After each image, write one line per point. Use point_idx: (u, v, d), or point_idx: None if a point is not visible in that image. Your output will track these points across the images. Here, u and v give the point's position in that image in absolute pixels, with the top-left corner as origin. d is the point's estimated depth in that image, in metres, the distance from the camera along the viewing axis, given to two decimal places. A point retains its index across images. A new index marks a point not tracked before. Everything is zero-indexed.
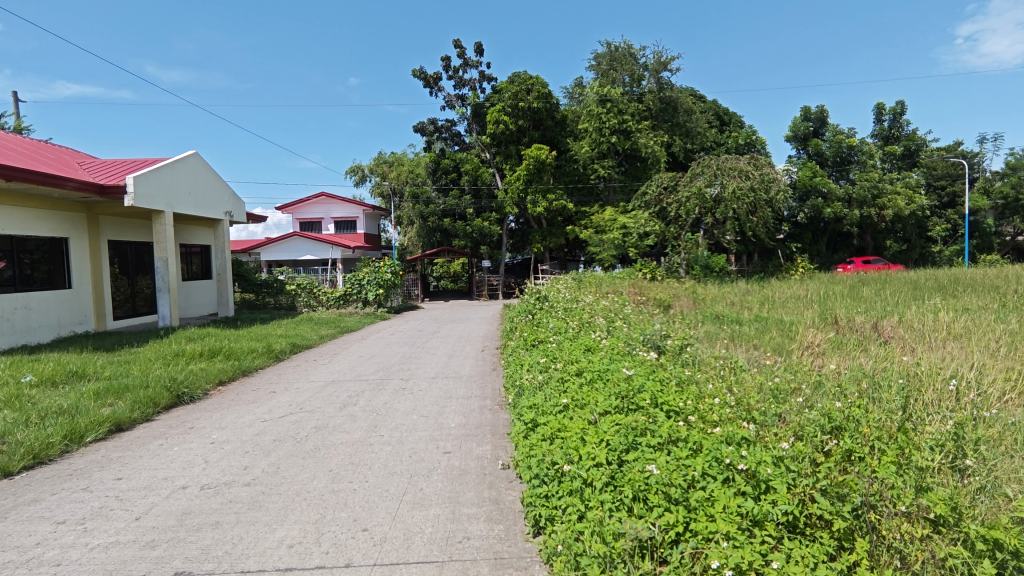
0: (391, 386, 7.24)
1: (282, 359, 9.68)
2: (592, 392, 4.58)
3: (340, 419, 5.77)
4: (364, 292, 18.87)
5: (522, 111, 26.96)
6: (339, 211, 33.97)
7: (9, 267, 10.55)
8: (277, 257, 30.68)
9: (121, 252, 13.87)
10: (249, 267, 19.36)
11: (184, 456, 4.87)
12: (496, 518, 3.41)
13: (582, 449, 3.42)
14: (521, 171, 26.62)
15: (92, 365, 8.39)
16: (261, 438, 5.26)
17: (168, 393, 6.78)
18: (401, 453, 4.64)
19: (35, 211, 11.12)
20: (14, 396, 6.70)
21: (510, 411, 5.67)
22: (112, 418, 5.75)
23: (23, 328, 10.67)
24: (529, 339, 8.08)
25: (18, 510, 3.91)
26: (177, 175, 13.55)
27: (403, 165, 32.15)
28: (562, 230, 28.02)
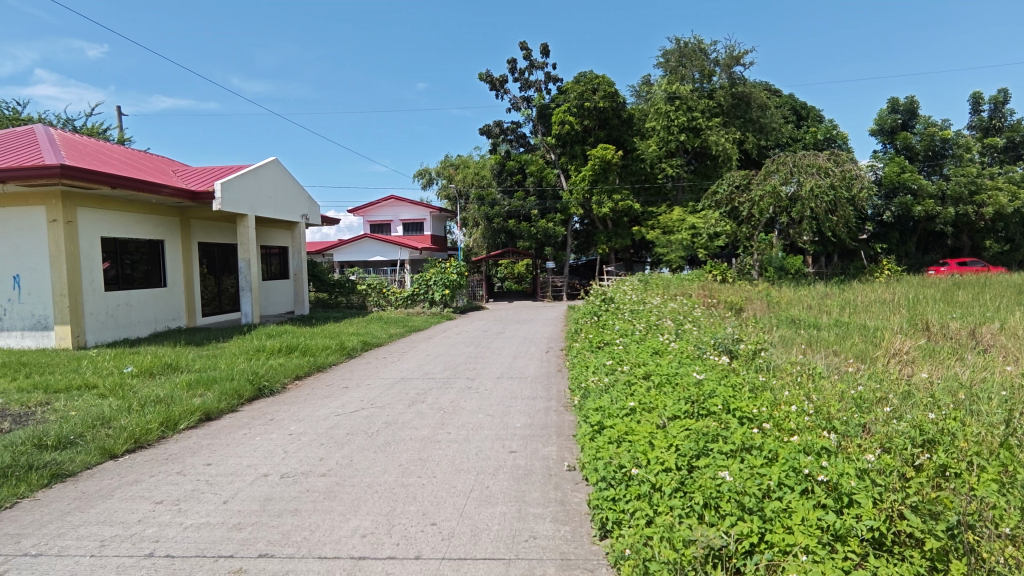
0: (457, 385, 7.37)
1: (355, 356, 10.08)
2: (661, 396, 4.48)
3: (408, 416, 5.93)
4: (431, 292, 19.30)
5: (588, 111, 26.75)
6: (408, 213, 34.96)
7: (113, 267, 11.55)
8: (349, 258, 31.89)
9: (209, 254, 14.85)
10: (323, 268, 20.26)
11: (266, 446, 5.15)
12: (562, 519, 3.41)
13: (650, 454, 3.37)
14: (586, 172, 26.33)
15: (185, 358, 9.06)
16: (335, 431, 5.50)
17: (251, 386, 7.20)
18: (468, 451, 4.72)
19: (135, 215, 12.10)
20: (117, 385, 7.33)
21: (575, 413, 5.66)
22: (202, 408, 6.18)
23: (124, 323, 11.65)
24: (595, 341, 8.02)
25: (122, 489, 4.27)
26: (259, 182, 14.37)
27: (468, 167, 32.63)
28: (628, 231, 27.48)
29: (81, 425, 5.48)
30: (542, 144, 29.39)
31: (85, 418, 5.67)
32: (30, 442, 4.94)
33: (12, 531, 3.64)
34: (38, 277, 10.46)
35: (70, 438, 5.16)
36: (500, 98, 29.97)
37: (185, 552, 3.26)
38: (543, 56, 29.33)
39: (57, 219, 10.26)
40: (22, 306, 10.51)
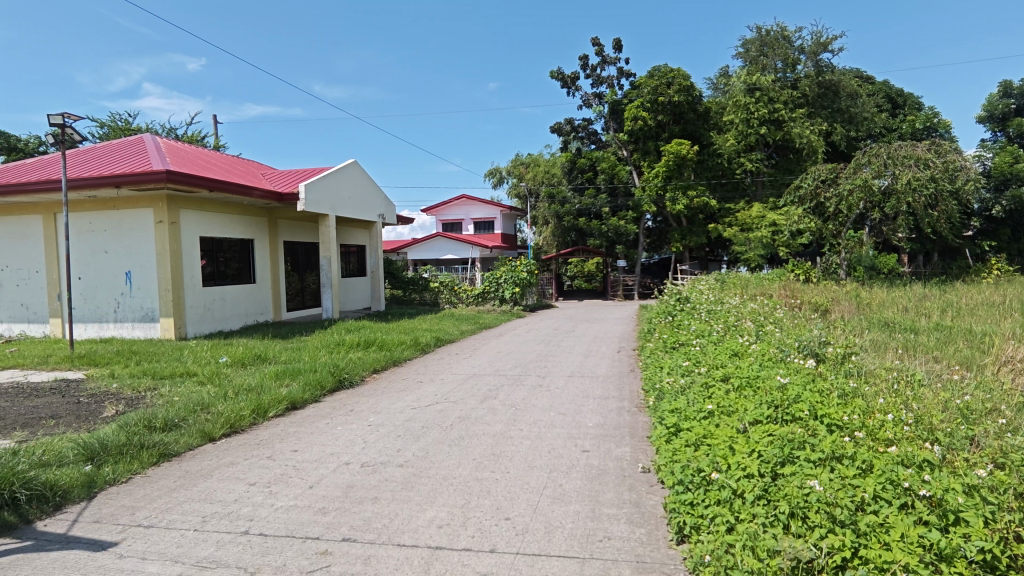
0: (528, 383, 7.41)
1: (428, 352, 10.36)
2: (742, 399, 4.32)
3: (481, 412, 6.02)
4: (501, 290, 19.49)
5: (662, 106, 26.09)
6: (479, 212, 35.49)
7: (209, 265, 12.44)
8: (422, 256, 32.75)
9: (294, 252, 15.70)
10: (398, 266, 20.94)
11: (347, 436, 5.40)
12: (638, 521, 3.35)
13: (731, 459, 3.26)
14: (659, 168, 25.64)
15: (273, 350, 9.64)
16: (411, 424, 5.68)
17: (332, 377, 7.56)
18: (540, 448, 4.73)
19: (229, 216, 12.97)
20: (214, 374, 7.90)
21: (649, 414, 5.54)
22: (288, 398, 6.55)
23: (219, 317, 12.53)
24: (669, 341, 7.83)
25: (219, 470, 4.61)
26: (340, 183, 15.03)
27: (539, 166, 32.71)
28: (703, 228, 26.46)
29: (184, 409, 5.95)
30: (613, 140, 28.34)
31: (187, 403, 6.15)
32: (142, 423, 5.43)
33: (127, 502, 4.02)
34: (146, 273, 11.45)
35: (174, 421, 5.61)
36: (572, 95, 29.79)
37: (277, 532, 3.47)
38: (615, 51, 28.88)
39: (162, 220, 11.19)
40: (132, 300, 11.53)
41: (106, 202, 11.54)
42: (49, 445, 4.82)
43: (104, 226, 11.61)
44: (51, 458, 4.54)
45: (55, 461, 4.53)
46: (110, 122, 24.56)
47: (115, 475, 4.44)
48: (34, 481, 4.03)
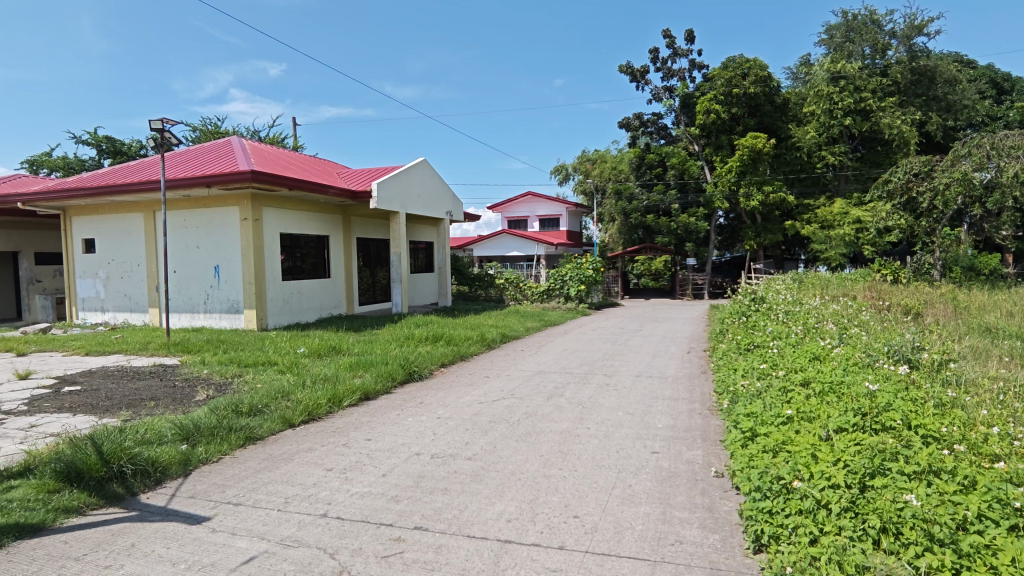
0: (595, 381, 7.34)
1: (494, 348, 10.47)
2: (824, 406, 4.10)
3: (548, 408, 6.03)
4: (567, 287, 19.42)
5: (737, 98, 25.13)
6: (545, 209, 35.48)
7: (288, 260, 13.10)
8: (487, 253, 33.11)
9: (366, 248, 16.25)
10: (464, 262, 21.27)
11: (417, 427, 5.54)
12: (711, 527, 3.25)
13: (814, 467, 3.10)
14: (733, 163, 24.64)
15: (347, 342, 10.04)
16: (478, 418, 5.76)
17: (403, 370, 7.78)
18: (608, 448, 4.68)
19: (307, 214, 13.60)
20: (293, 363, 8.33)
21: (722, 417, 5.36)
22: (362, 389, 6.81)
23: (296, 309, 13.17)
24: (742, 342, 7.54)
25: (299, 455, 4.85)
26: (410, 181, 15.41)
27: (607, 162, 32.29)
28: (780, 225, 25.27)
29: (267, 396, 6.30)
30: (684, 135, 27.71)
31: (270, 390, 6.52)
32: (230, 407, 5.79)
33: (218, 481, 4.31)
34: (232, 267, 12.18)
35: (259, 407, 5.96)
36: (640, 90, 29.18)
37: (353, 517, 3.61)
38: (687, 43, 28.02)
39: (247, 218, 11.89)
40: (220, 292, 12.32)
41: (197, 200, 12.39)
42: (150, 424, 5.23)
43: (196, 223, 12.46)
44: (152, 436, 4.93)
45: (155, 439, 4.91)
46: (201, 126, 26.32)
47: (207, 455, 4.77)
48: (138, 457, 4.39)
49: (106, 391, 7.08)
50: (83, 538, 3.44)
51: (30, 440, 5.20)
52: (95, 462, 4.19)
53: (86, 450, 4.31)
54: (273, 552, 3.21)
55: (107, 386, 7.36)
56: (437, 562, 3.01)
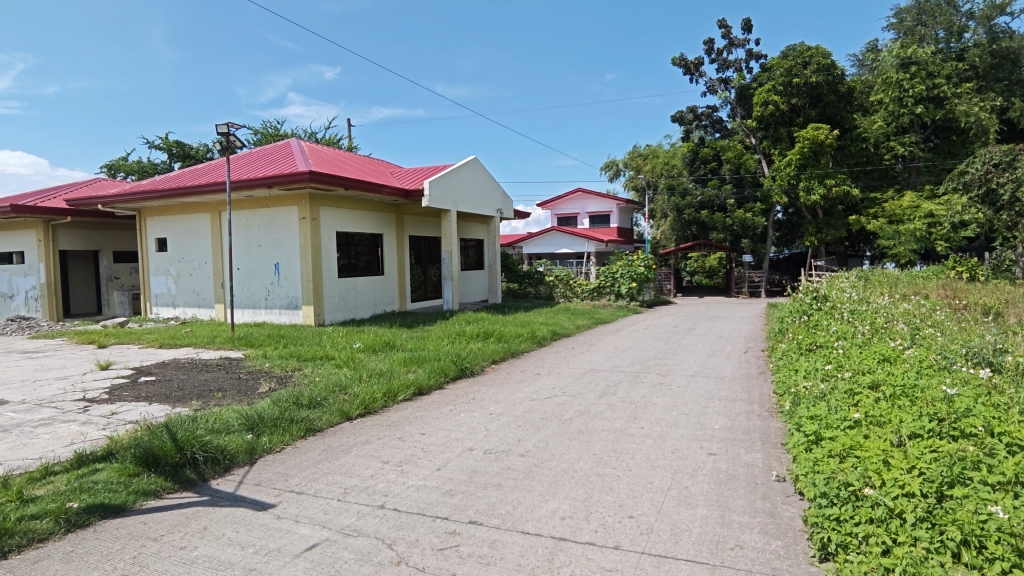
0: (648, 380, 7.23)
1: (545, 345, 10.46)
2: (896, 410, 3.89)
3: (600, 407, 5.98)
4: (618, 285, 19.24)
5: (797, 88, 24.17)
6: (595, 206, 35.17)
7: (343, 258, 13.49)
8: (537, 250, 33.12)
9: (418, 246, 16.54)
10: (514, 260, 21.35)
11: (470, 423, 5.61)
12: (773, 533, 3.15)
13: (886, 475, 2.96)
14: (793, 156, 23.71)
15: (400, 338, 10.25)
16: (530, 415, 5.78)
17: (455, 366, 7.88)
18: (663, 448, 4.60)
19: (362, 213, 13.96)
20: (350, 358, 8.58)
21: (782, 420, 5.18)
22: (416, 384, 6.94)
23: (351, 305, 13.55)
24: (803, 343, 7.26)
25: (357, 447, 4.99)
26: (461, 179, 15.60)
27: (659, 157, 31.69)
28: (843, 220, 24.10)
29: (326, 389, 6.52)
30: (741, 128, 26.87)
31: (328, 384, 6.74)
32: (291, 400, 6.02)
33: (281, 470, 4.49)
34: (291, 264, 12.65)
35: (318, 400, 6.17)
36: (695, 82, 28.46)
37: (409, 509, 3.69)
38: (744, 32, 27.12)
39: (306, 217, 12.31)
40: (280, 289, 12.81)
41: (259, 201, 12.92)
42: (218, 414, 5.50)
43: (258, 223, 13.00)
44: (221, 425, 5.19)
45: (223, 429, 5.16)
46: (262, 129, 27.44)
47: (271, 445, 4.98)
48: (208, 445, 4.62)
49: (178, 382, 7.50)
50: (161, 520, 3.66)
51: (111, 427, 5.56)
52: (170, 448, 4.44)
53: (162, 437, 4.58)
54: (334, 540, 3.32)
55: (178, 377, 7.79)
56: (492, 557, 3.04)
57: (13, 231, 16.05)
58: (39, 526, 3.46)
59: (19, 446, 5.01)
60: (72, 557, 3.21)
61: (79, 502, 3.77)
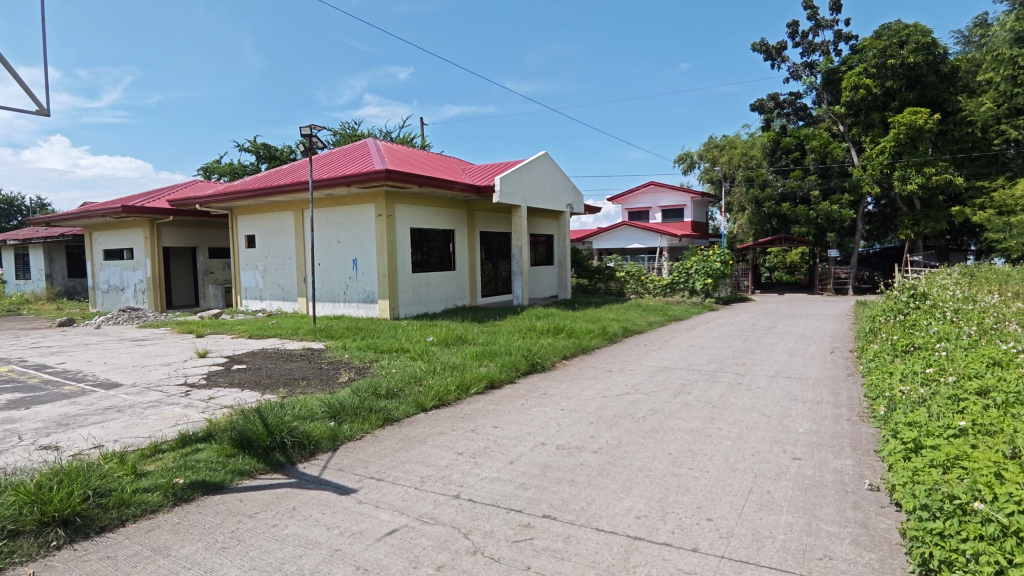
0: (725, 380, 6.98)
1: (616, 342, 10.31)
2: (1009, 419, 3.56)
3: (675, 406, 5.84)
4: (692, 281, 18.74)
5: (892, 70, 22.54)
6: (668, 200, 34.25)
7: (417, 253, 13.87)
8: (607, 245, 32.73)
9: (488, 241, 16.73)
10: (584, 256, 21.19)
11: (542, 418, 5.63)
12: (866, 544, 2.97)
13: (1000, 489, 2.71)
14: (887, 143, 22.13)
15: (472, 332, 10.41)
16: (603, 412, 5.73)
17: (526, 361, 7.92)
18: (743, 450, 4.43)
19: (435, 209, 14.29)
20: (424, 351, 8.84)
21: (875, 425, 4.85)
22: (488, 377, 7.05)
23: (424, 300, 13.92)
24: (899, 344, 6.77)
25: (432, 438, 5.13)
26: (531, 175, 15.63)
27: (736, 148, 30.45)
28: (945, 212, 22.26)
29: (402, 380, 6.74)
30: (828, 115, 25.32)
31: (404, 375, 6.97)
32: (369, 390, 6.27)
33: (362, 457, 4.70)
34: (368, 259, 13.14)
35: (395, 390, 6.39)
36: (777, 68, 27.09)
37: (484, 500, 3.76)
38: (833, 13, 25.51)
39: (382, 214, 12.75)
40: (358, 284, 13.36)
41: (338, 199, 13.50)
42: (303, 402, 5.81)
43: (337, 220, 13.59)
44: (306, 412, 5.48)
45: (309, 415, 5.45)
46: (341, 131, 28.67)
47: (352, 433, 5.21)
48: (295, 430, 4.90)
49: (267, 370, 8.00)
50: (254, 498, 3.92)
51: (210, 410, 6.00)
52: (262, 432, 4.75)
53: (255, 422, 4.90)
54: (413, 526, 3.44)
55: (267, 366, 8.30)
56: (567, 552, 3.04)
57: (124, 229, 17.63)
58: (151, 499, 3.79)
59: (132, 425, 5.51)
60: (180, 528, 3.50)
61: (184, 478, 4.10)
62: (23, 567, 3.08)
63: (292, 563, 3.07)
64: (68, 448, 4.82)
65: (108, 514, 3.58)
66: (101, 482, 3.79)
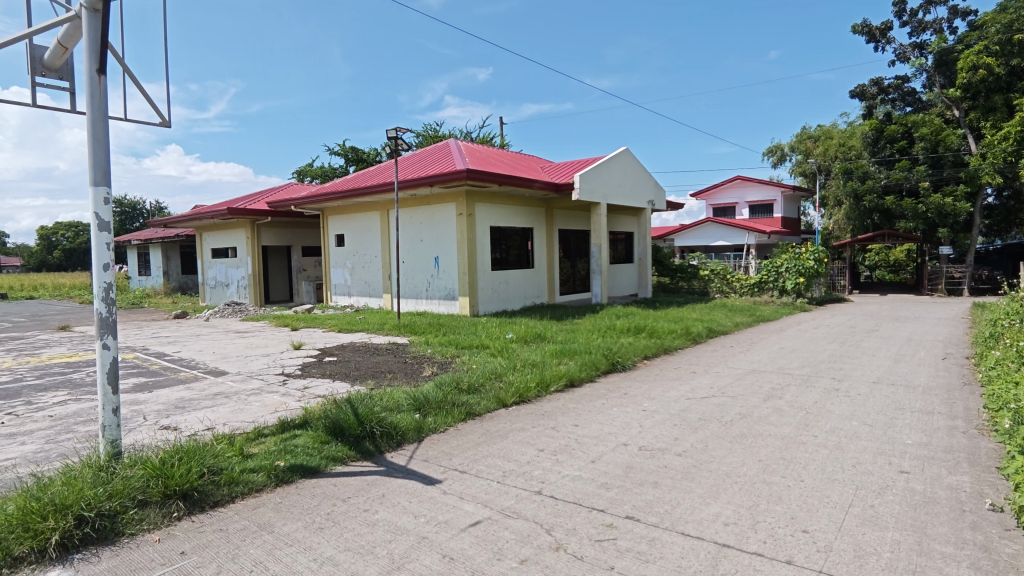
0: (821, 385, 6.57)
1: (701, 343, 9.97)
2: None
3: (765, 410, 5.58)
4: (783, 280, 17.74)
5: (1018, 47, 20.31)
6: (756, 195, 32.63)
7: (496, 251, 14.06)
8: (690, 242, 31.71)
9: (567, 239, 16.67)
10: (666, 253, 20.63)
11: (623, 418, 5.55)
12: (988, 569, 2.71)
13: None
14: (1011, 128, 19.91)
15: (551, 330, 10.43)
16: (687, 414, 5.57)
17: (606, 360, 7.84)
18: (842, 460, 4.17)
19: (514, 208, 14.43)
20: (504, 347, 8.96)
21: (996, 441, 4.41)
22: (567, 375, 7.04)
23: (503, 297, 14.10)
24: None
25: (513, 433, 5.20)
26: (612, 171, 15.42)
27: (833, 138, 28.56)
28: None
29: (483, 376, 6.86)
30: (940, 99, 23.19)
31: (485, 371, 7.10)
32: (452, 384, 6.44)
33: (446, 449, 4.83)
34: (449, 257, 13.49)
35: (476, 386, 6.52)
36: (882, 51, 25.10)
37: (566, 497, 3.77)
38: None
39: (463, 213, 13.04)
40: (439, 281, 13.74)
41: (421, 199, 13.94)
42: (390, 394, 6.06)
43: (421, 220, 14.04)
44: (393, 404, 5.71)
45: (395, 407, 5.68)
46: (424, 132, 29.53)
47: (436, 426, 5.37)
48: (384, 421, 5.13)
49: (355, 363, 8.42)
50: (347, 483, 4.14)
51: (305, 399, 6.39)
52: (354, 421, 5.01)
53: (347, 412, 5.16)
54: (496, 519, 3.50)
55: (356, 359, 8.73)
56: (651, 554, 2.99)
57: (229, 230, 19.10)
58: (257, 479, 4.10)
59: (238, 410, 5.97)
60: (282, 507, 3.76)
61: (285, 462, 4.39)
62: (150, 534, 3.43)
63: (383, 547, 3.21)
64: (184, 429, 5.28)
65: (220, 491, 3.91)
66: (214, 461, 4.13)
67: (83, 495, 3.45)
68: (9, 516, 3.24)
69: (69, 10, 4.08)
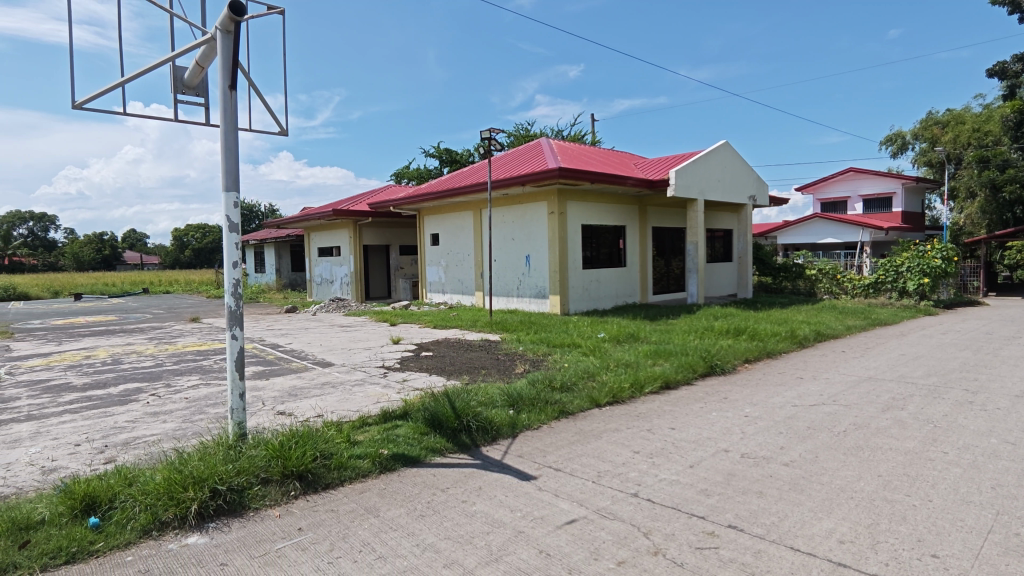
0: (950, 397, 5.95)
1: (807, 347, 9.34)
2: None
3: (884, 422, 5.14)
4: (903, 280, 16.22)
5: None
6: (870, 188, 30.14)
7: (588, 250, 13.97)
8: (795, 240, 29.80)
9: (661, 237, 16.23)
10: (768, 251, 19.52)
11: (723, 423, 5.33)
12: None
13: None
14: None
15: (644, 330, 10.22)
16: (794, 422, 5.25)
17: (704, 362, 7.55)
18: (978, 481, 3.76)
19: (607, 206, 14.25)
20: (596, 346, 8.90)
21: None
22: (663, 376, 6.86)
23: (594, 296, 13.99)
24: None
25: (607, 434, 5.15)
26: (711, 166, 14.83)
27: (965, 123, 25.77)
28: None
29: (576, 375, 6.85)
30: None
31: (577, 370, 7.08)
32: (545, 382, 6.48)
33: (540, 446, 4.88)
34: (540, 256, 13.56)
35: (569, 384, 6.52)
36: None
37: (664, 502, 3.68)
38: None
39: (554, 211, 13.07)
40: (530, 279, 13.86)
41: (514, 199, 14.13)
42: (484, 390, 6.20)
43: (512, 219, 14.23)
44: (487, 399, 5.84)
45: (489, 402, 5.81)
46: (516, 132, 29.90)
47: (530, 422, 5.43)
48: (479, 415, 5.27)
49: (450, 358, 8.71)
50: (446, 474, 4.30)
51: (405, 391, 6.70)
52: (451, 414, 5.18)
53: (444, 405, 5.34)
54: (592, 519, 3.49)
55: (451, 354, 9.02)
56: (757, 567, 2.86)
57: (334, 230, 20.34)
58: (362, 465, 4.35)
59: (344, 399, 6.37)
60: (386, 493, 3.97)
61: (388, 450, 4.63)
62: (272, 510, 3.75)
63: (481, 538, 3.30)
64: (298, 415, 5.71)
65: (331, 474, 4.19)
66: (325, 445, 4.43)
67: (216, 470, 3.84)
68: (157, 485, 3.66)
69: (205, 32, 4.53)
